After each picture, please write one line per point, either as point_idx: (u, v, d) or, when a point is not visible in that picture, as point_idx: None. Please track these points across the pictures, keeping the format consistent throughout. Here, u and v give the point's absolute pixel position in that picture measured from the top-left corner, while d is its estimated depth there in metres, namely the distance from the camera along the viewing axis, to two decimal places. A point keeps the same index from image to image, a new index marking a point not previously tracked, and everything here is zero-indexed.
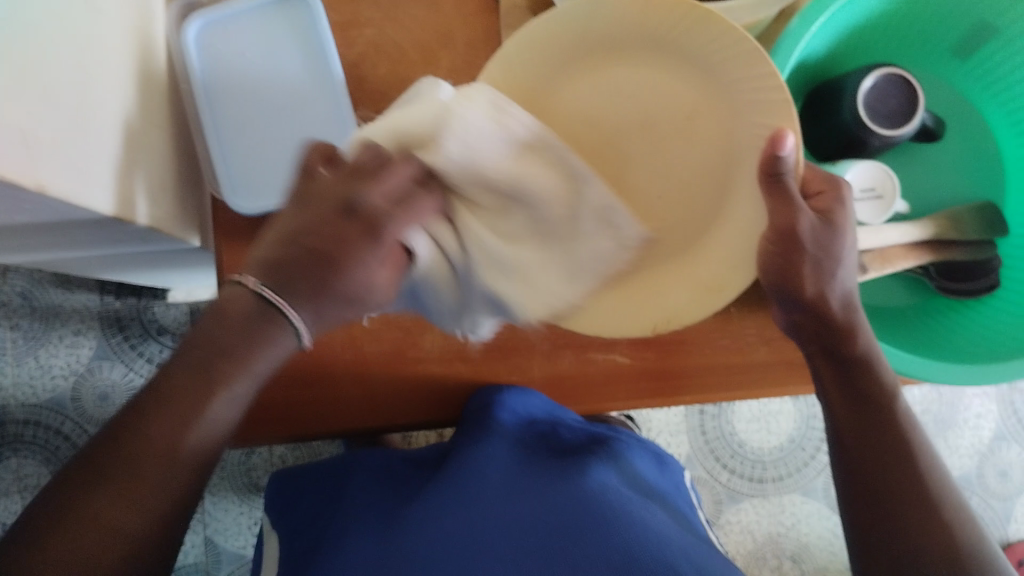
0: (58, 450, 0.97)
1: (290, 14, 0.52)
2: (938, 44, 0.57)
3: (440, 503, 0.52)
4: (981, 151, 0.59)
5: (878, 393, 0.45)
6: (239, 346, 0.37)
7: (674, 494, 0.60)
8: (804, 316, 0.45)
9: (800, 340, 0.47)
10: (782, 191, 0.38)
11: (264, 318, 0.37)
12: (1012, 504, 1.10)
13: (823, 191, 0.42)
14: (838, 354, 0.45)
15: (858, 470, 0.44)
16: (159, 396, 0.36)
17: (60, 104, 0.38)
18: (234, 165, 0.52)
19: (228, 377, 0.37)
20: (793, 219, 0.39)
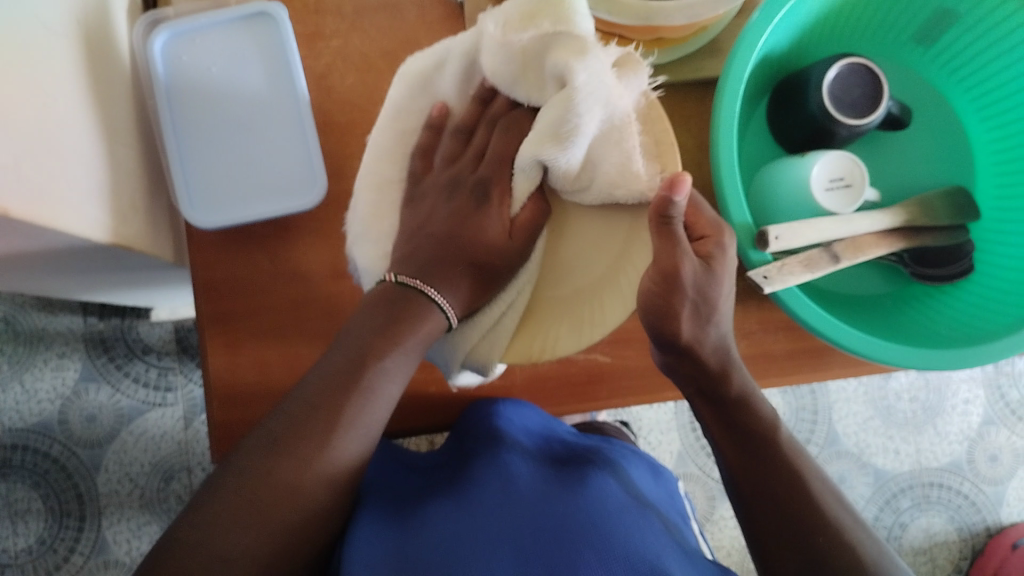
0: (47, 474, 0.96)
1: (259, 29, 0.52)
2: (901, 32, 0.58)
3: (441, 511, 0.51)
4: (950, 136, 0.60)
5: (759, 426, 0.46)
6: (391, 327, 0.42)
7: (667, 505, 0.58)
8: (678, 357, 0.45)
9: (679, 383, 0.48)
10: (670, 231, 0.40)
11: (409, 301, 0.43)
12: (1004, 489, 1.10)
13: (706, 235, 0.43)
14: (713, 394, 0.46)
15: (750, 497, 0.44)
16: (320, 390, 0.40)
17: (22, 125, 0.38)
18: (198, 180, 0.52)
19: (389, 353, 0.41)
20: (678, 262, 0.40)
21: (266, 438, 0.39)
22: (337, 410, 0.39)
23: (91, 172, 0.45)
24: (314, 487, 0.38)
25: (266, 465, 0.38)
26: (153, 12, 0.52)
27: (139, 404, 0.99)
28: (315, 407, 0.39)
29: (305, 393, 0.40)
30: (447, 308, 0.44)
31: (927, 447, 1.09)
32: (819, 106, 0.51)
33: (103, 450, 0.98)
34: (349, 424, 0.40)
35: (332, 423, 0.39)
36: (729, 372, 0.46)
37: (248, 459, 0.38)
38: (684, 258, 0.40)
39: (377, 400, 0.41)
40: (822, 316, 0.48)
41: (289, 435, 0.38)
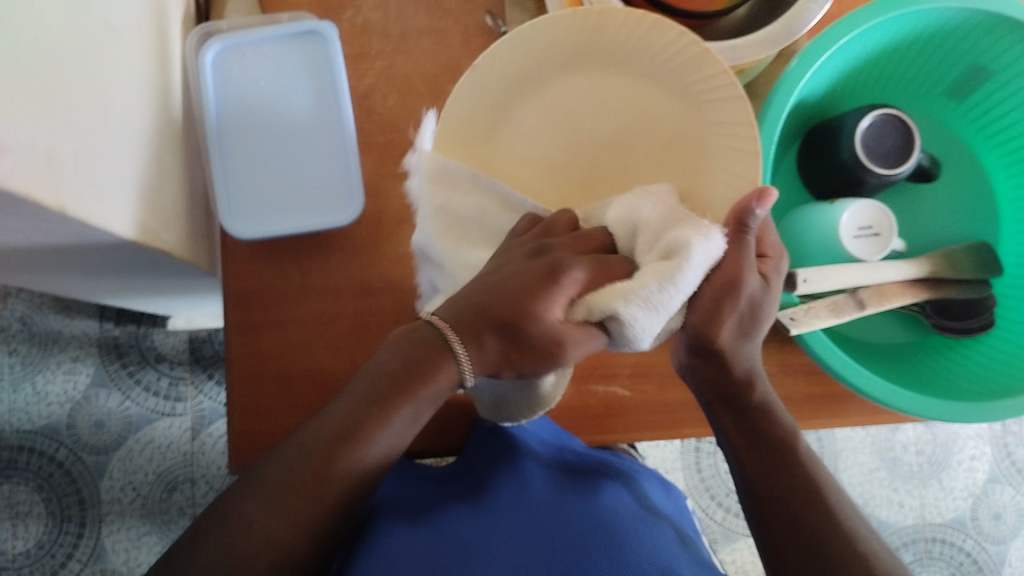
0: (51, 477, 0.96)
1: (306, 48, 0.53)
2: (935, 85, 0.59)
3: (456, 515, 0.51)
4: (976, 191, 0.61)
5: (780, 432, 0.47)
6: (410, 376, 0.41)
7: (679, 517, 0.59)
8: (704, 361, 0.46)
9: (699, 391, 0.49)
10: (744, 241, 0.41)
11: (435, 349, 0.41)
12: (1007, 548, 1.10)
13: (768, 256, 0.45)
14: (735, 402, 0.47)
15: (766, 503, 0.45)
16: (336, 420, 0.39)
17: (81, 127, 0.39)
18: (238, 191, 0.53)
19: (402, 405, 0.40)
20: (742, 269, 0.41)
21: (258, 479, 0.38)
22: (349, 435, 0.39)
23: (136, 177, 0.46)
24: (291, 534, 0.37)
25: (252, 508, 0.37)
26: (205, 26, 0.54)
27: (147, 412, 0.99)
28: (337, 433, 0.39)
29: (315, 430, 0.39)
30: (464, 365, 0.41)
31: (931, 502, 1.09)
32: (851, 154, 0.51)
33: (109, 457, 0.98)
34: (347, 463, 0.38)
35: (326, 465, 0.38)
36: (753, 380, 0.47)
37: (239, 496, 0.38)
38: (748, 269, 0.41)
39: (380, 444, 0.40)
40: (843, 361, 0.49)
41: (287, 476, 0.38)
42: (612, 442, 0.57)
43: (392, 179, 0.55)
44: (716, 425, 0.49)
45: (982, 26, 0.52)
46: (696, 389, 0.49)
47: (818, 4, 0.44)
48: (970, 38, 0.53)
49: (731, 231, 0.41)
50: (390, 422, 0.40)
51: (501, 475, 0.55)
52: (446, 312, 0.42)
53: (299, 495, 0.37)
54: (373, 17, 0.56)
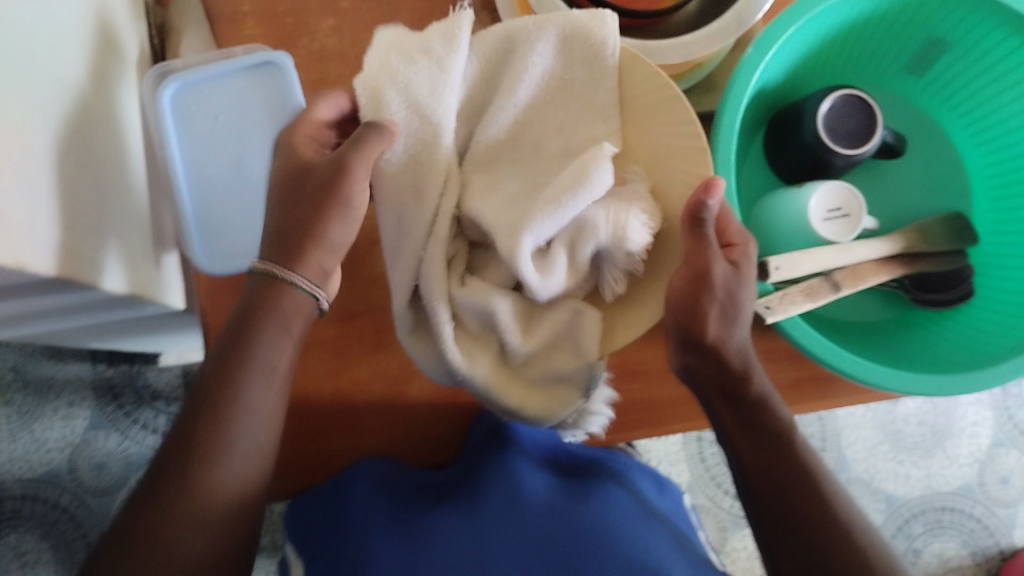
0: (56, 523, 0.96)
1: (263, 79, 0.53)
2: (893, 63, 0.59)
3: (447, 526, 0.51)
4: (946, 163, 0.61)
5: (774, 425, 0.45)
6: (250, 321, 0.41)
7: (675, 514, 0.59)
8: (699, 356, 0.45)
9: (698, 386, 0.47)
10: (703, 237, 0.41)
11: (270, 286, 0.42)
12: (1017, 511, 1.10)
13: (734, 243, 0.44)
14: (734, 396, 0.46)
15: (764, 499, 0.44)
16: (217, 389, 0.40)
17: (39, 180, 0.39)
18: (207, 229, 0.53)
19: (253, 343, 0.41)
20: (709, 262, 0.41)
21: (151, 483, 0.39)
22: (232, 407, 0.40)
23: (102, 223, 0.46)
24: (199, 534, 0.38)
25: (153, 514, 0.37)
26: (161, 65, 0.53)
27: (148, 451, 0.99)
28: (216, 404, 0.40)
29: (190, 417, 0.40)
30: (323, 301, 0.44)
31: (937, 471, 1.09)
32: (815, 137, 0.51)
33: (112, 498, 0.98)
34: (232, 460, 0.39)
35: (214, 457, 0.39)
36: (751, 374, 0.45)
37: (135, 507, 0.38)
38: (715, 258, 0.42)
39: (263, 425, 0.41)
40: (825, 345, 0.49)
41: (188, 484, 0.38)
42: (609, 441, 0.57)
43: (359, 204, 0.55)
44: (711, 418, 0.48)
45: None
46: (694, 386, 0.48)
47: None
48: (923, 11, 0.53)
49: (690, 226, 0.41)
50: (248, 404, 0.40)
51: (493, 474, 0.54)
52: (270, 256, 0.43)
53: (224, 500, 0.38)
54: (329, 42, 0.56)
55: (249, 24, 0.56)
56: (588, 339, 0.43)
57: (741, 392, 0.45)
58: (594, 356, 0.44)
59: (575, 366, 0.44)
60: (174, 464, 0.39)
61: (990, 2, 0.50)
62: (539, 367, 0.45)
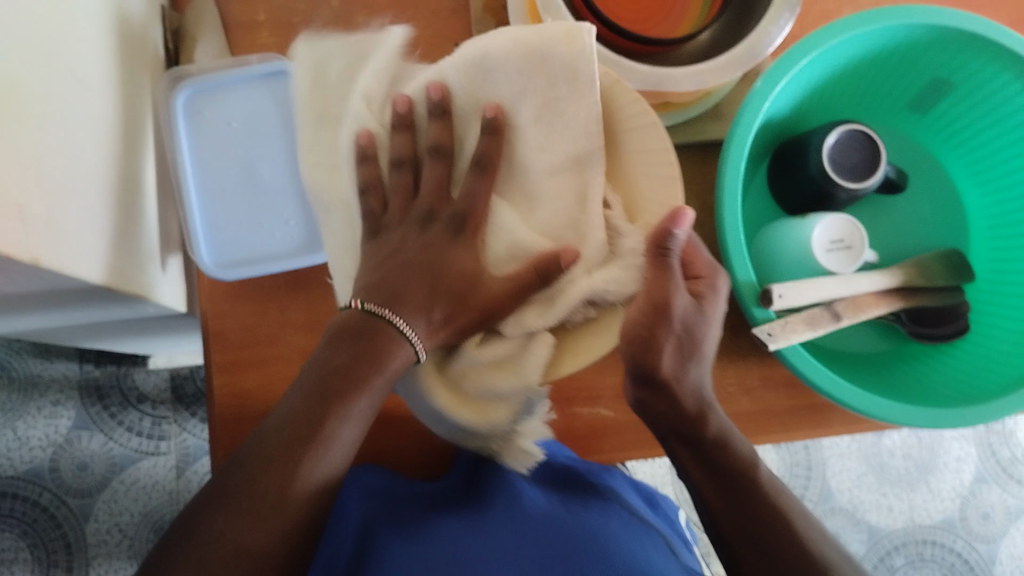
0: (35, 523, 0.95)
1: (277, 88, 0.53)
2: (897, 99, 0.60)
3: (450, 532, 0.50)
4: (945, 200, 0.62)
5: (740, 462, 0.46)
6: (357, 362, 0.41)
7: (666, 528, 0.59)
8: (653, 394, 0.46)
9: (659, 429, 0.48)
10: (667, 265, 0.42)
11: (380, 330, 0.43)
12: (997, 547, 1.10)
13: (700, 276, 0.45)
14: (689, 437, 0.46)
15: (731, 537, 0.44)
16: (298, 411, 0.40)
17: (54, 178, 0.39)
18: (214, 233, 0.53)
19: (357, 392, 0.41)
20: (669, 293, 0.42)
21: (221, 488, 0.38)
22: (311, 427, 0.39)
23: (114, 225, 0.46)
24: (257, 540, 0.36)
25: (207, 520, 0.37)
26: (174, 70, 0.53)
27: (131, 453, 0.99)
28: (302, 423, 0.39)
29: (270, 436, 0.39)
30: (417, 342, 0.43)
31: (920, 504, 1.10)
32: (820, 169, 0.52)
33: (93, 499, 0.97)
34: (304, 484, 0.38)
35: (288, 478, 0.38)
36: (705, 413, 0.46)
37: (196, 512, 0.37)
38: (675, 291, 0.42)
39: (340, 440, 0.40)
40: (824, 375, 0.49)
41: (250, 492, 0.37)
42: (607, 459, 0.57)
43: None
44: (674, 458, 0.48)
45: (942, 40, 0.53)
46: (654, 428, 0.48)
47: (780, 25, 0.45)
48: (931, 51, 0.54)
49: (654, 252, 0.42)
50: (330, 435, 0.40)
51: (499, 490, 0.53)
52: (376, 296, 0.43)
53: (277, 507, 0.37)
54: None
55: (263, 34, 0.56)
56: (531, 363, 0.44)
57: (697, 433, 0.46)
58: (534, 381, 0.44)
59: (513, 386, 0.44)
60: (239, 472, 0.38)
61: (996, 46, 0.51)
62: (477, 379, 0.45)
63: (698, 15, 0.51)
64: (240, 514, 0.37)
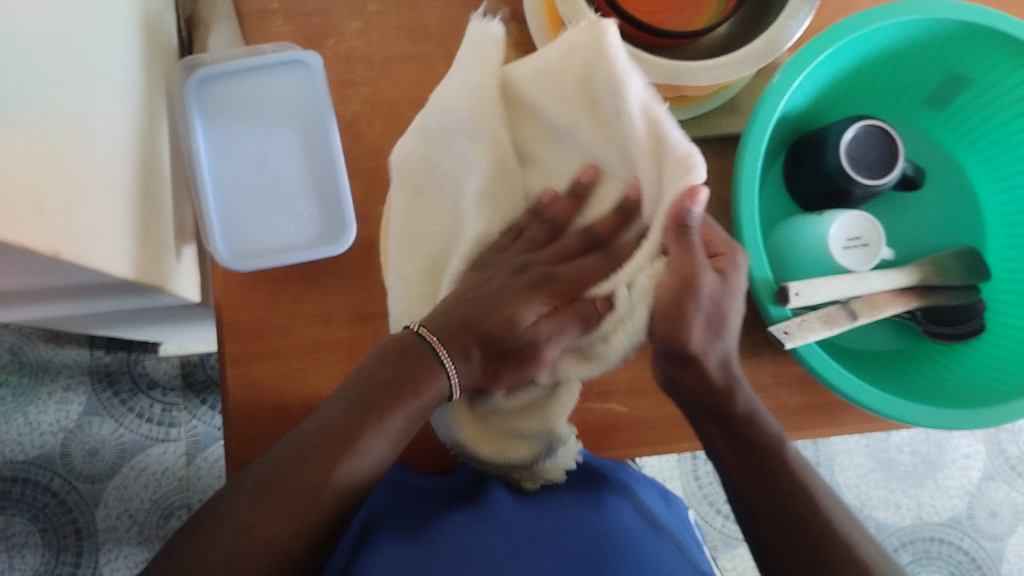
0: (46, 507, 0.96)
1: (292, 77, 0.54)
2: (916, 95, 0.60)
3: (459, 522, 0.50)
4: (961, 198, 0.61)
5: (765, 437, 0.45)
6: (399, 382, 0.42)
7: (680, 528, 0.59)
8: (681, 368, 0.45)
9: (684, 403, 0.47)
10: (688, 240, 0.39)
11: (425, 358, 0.43)
12: (1005, 545, 1.10)
13: (721, 253, 0.44)
14: (715, 412, 0.46)
15: (755, 511, 0.44)
16: (332, 421, 0.40)
17: (72, 170, 0.39)
18: (229, 223, 0.53)
19: (393, 409, 0.41)
20: (695, 270, 0.40)
21: (254, 477, 0.39)
22: (343, 437, 0.40)
23: (133, 214, 0.46)
24: (278, 533, 0.37)
25: (240, 507, 0.37)
26: (190, 59, 0.54)
27: (141, 439, 0.99)
28: (335, 433, 0.40)
29: (308, 436, 0.40)
30: (453, 377, 0.44)
31: (927, 501, 1.10)
32: (837, 165, 0.52)
33: (103, 485, 0.97)
34: (341, 479, 0.39)
35: (324, 473, 0.38)
36: (733, 387, 0.46)
37: (234, 493, 0.38)
38: (700, 266, 0.40)
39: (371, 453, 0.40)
40: (838, 374, 0.49)
41: (281, 485, 0.38)
42: (621, 454, 0.57)
43: (379, 206, 0.55)
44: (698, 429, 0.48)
45: (963, 36, 0.52)
46: (680, 403, 0.48)
47: (801, 21, 0.45)
48: (951, 48, 0.54)
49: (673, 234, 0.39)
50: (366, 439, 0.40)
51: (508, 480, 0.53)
52: (433, 326, 0.44)
53: (300, 506, 0.38)
54: (357, 44, 0.56)
55: (277, 22, 0.56)
56: (559, 413, 0.47)
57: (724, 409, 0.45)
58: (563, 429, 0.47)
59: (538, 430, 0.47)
60: (273, 465, 0.39)
61: (1018, 43, 0.51)
62: (501, 420, 0.48)
63: (715, 9, 0.51)
64: (265, 505, 0.37)
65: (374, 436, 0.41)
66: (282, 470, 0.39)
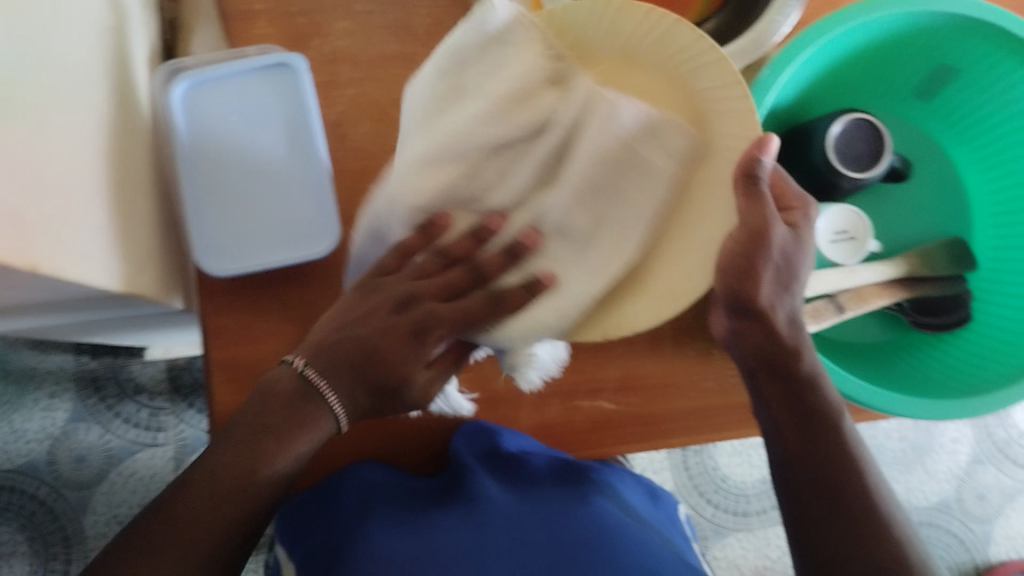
0: (33, 515, 0.95)
1: (277, 80, 0.53)
2: (901, 86, 0.60)
3: (450, 526, 0.50)
4: (947, 188, 0.62)
5: (823, 410, 0.44)
6: (286, 425, 0.41)
7: (666, 525, 0.59)
8: (748, 322, 0.43)
9: (742, 358, 0.45)
10: (759, 195, 0.38)
11: (307, 400, 0.42)
12: (993, 527, 1.11)
13: (790, 209, 0.43)
14: (780, 370, 0.43)
15: (800, 485, 0.43)
16: (217, 472, 0.40)
17: (52, 181, 0.38)
18: (213, 229, 0.52)
19: (277, 451, 0.41)
20: (770, 221, 0.38)
21: (141, 530, 0.38)
22: (233, 487, 0.39)
23: (113, 224, 0.45)
24: None
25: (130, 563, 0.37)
26: (173, 62, 0.53)
27: (128, 444, 0.98)
28: (222, 487, 0.39)
29: (196, 488, 0.39)
30: (340, 413, 0.43)
31: (916, 486, 1.10)
32: (823, 158, 0.51)
33: (91, 492, 0.96)
34: (263, 481, 0.40)
35: (250, 472, 0.40)
36: (801, 350, 0.43)
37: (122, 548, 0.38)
38: (773, 219, 0.38)
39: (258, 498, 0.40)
40: (832, 368, 0.49)
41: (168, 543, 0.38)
42: (613, 453, 0.57)
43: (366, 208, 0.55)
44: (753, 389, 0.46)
45: (948, 28, 0.52)
46: (738, 357, 0.45)
47: (786, 15, 0.45)
48: (936, 40, 0.54)
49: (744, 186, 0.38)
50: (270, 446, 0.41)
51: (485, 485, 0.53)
52: (319, 364, 0.43)
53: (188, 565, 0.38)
54: (341, 45, 0.55)
55: (258, 24, 0.55)
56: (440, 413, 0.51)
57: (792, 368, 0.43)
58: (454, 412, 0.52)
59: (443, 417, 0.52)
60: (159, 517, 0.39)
61: (1003, 34, 0.51)
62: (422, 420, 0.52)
63: None
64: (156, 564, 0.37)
65: (259, 480, 0.40)
66: (171, 527, 0.38)
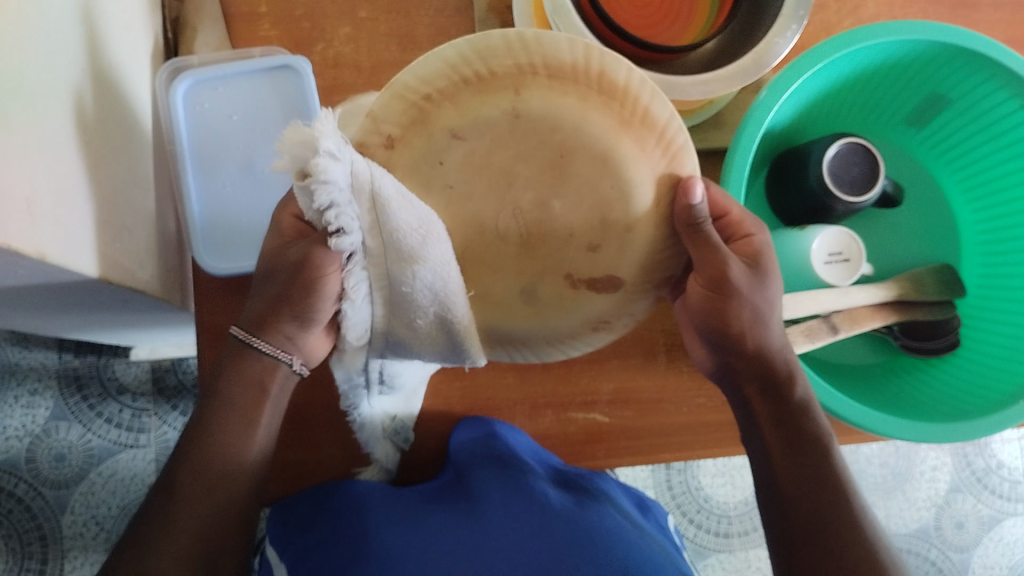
0: (9, 513, 0.94)
1: (280, 81, 0.53)
2: (895, 114, 0.61)
3: (443, 526, 0.50)
4: (937, 217, 0.63)
5: (814, 432, 0.45)
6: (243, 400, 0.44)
7: (662, 540, 0.58)
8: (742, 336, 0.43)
9: (735, 382, 0.48)
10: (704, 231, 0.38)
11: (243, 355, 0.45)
12: (970, 556, 1.12)
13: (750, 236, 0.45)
14: (774, 394, 0.46)
15: (787, 496, 0.45)
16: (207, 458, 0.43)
17: (54, 170, 0.38)
18: (212, 228, 0.52)
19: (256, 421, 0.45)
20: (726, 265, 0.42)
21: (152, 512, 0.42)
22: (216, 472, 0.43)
23: (113, 215, 0.45)
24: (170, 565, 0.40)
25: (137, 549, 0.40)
26: (176, 60, 0.53)
27: (109, 445, 0.97)
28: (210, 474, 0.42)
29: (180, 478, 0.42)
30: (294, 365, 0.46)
31: (896, 512, 1.11)
32: (819, 181, 0.52)
33: (70, 491, 0.95)
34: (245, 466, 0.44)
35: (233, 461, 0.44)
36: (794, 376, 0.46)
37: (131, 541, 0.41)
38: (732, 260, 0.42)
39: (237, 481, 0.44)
40: (823, 387, 0.50)
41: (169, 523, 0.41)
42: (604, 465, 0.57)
43: None
44: (745, 414, 0.48)
45: (942, 58, 0.53)
46: (734, 385, 0.48)
47: (787, 37, 0.45)
48: (930, 69, 0.55)
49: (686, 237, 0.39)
50: (234, 409, 0.44)
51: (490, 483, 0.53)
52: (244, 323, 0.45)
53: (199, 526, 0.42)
54: (345, 50, 0.56)
55: (265, 26, 0.55)
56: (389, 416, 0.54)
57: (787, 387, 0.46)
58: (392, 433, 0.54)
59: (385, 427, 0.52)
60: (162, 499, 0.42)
61: (995, 64, 0.52)
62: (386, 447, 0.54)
63: (704, 24, 0.51)
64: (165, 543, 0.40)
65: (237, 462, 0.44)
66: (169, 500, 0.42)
